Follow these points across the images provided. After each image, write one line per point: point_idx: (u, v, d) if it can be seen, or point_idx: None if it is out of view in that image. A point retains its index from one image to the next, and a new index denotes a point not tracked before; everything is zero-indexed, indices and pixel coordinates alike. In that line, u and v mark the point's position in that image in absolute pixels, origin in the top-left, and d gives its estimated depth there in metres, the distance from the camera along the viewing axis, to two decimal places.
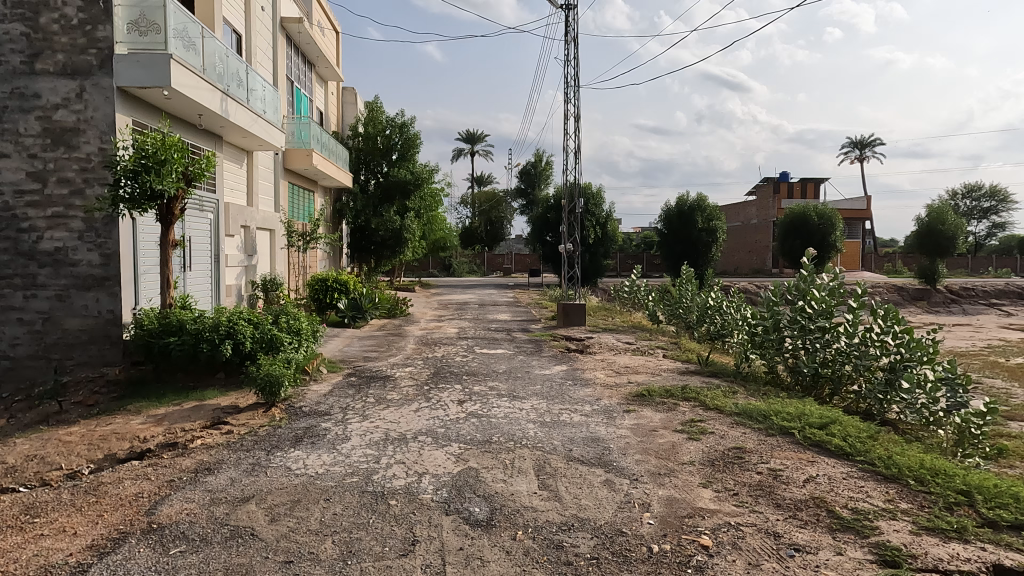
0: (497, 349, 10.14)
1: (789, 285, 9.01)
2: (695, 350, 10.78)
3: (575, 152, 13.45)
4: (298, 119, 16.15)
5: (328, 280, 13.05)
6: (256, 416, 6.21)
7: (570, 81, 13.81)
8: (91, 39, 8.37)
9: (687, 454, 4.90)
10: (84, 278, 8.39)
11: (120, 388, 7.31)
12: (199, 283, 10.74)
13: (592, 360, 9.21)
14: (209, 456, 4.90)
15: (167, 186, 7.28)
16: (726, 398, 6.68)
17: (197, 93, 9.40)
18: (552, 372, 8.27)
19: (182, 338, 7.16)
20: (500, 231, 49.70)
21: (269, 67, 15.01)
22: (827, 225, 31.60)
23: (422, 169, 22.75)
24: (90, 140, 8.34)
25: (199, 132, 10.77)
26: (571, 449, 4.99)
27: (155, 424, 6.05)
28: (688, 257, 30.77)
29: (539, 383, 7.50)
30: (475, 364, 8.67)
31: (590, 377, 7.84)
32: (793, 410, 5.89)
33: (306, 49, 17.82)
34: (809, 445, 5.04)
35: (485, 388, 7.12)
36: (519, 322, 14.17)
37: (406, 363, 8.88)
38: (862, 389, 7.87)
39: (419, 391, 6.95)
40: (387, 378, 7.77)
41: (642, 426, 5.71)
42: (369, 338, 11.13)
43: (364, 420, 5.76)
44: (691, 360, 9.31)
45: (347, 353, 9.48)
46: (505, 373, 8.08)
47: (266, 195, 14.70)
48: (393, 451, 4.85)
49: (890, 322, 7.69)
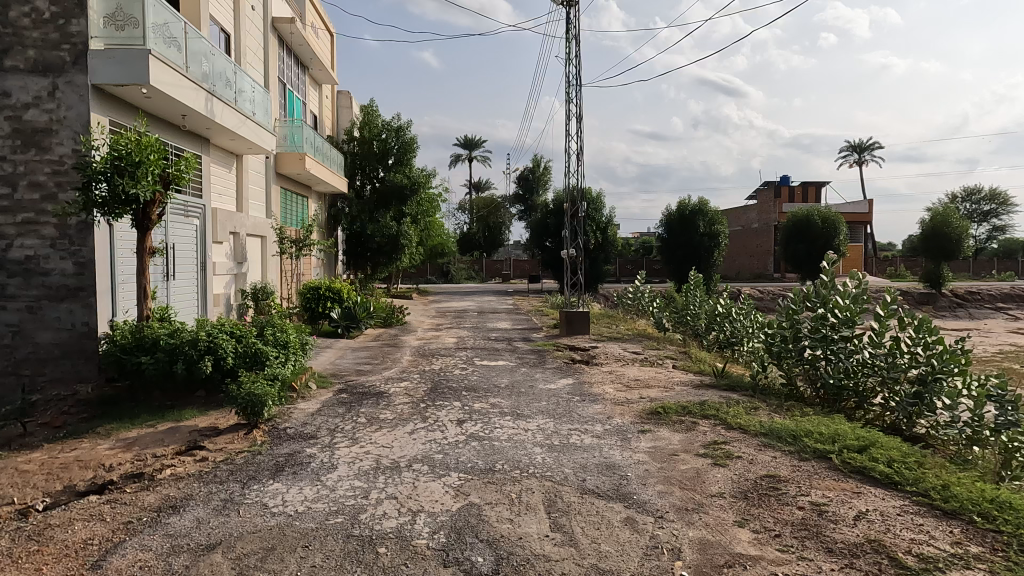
0: (498, 361, 9.59)
1: (809, 291, 8.47)
2: (706, 361, 10.22)
3: (579, 154, 12.95)
4: (290, 122, 15.64)
5: (320, 288, 12.59)
6: (236, 439, 5.66)
7: (574, 80, 13.33)
8: (65, 34, 7.85)
9: (715, 484, 4.37)
10: (56, 289, 7.84)
11: (91, 408, 6.74)
12: (182, 291, 10.19)
13: (599, 372, 8.68)
14: (177, 490, 4.35)
15: (142, 190, 6.72)
16: (749, 416, 6.14)
17: (180, 92, 8.89)
18: (558, 386, 7.72)
19: (158, 354, 6.63)
20: (499, 237, 49.55)
21: (260, 67, 14.48)
22: (831, 229, 31.21)
23: (419, 174, 22.24)
24: (63, 141, 7.81)
25: (183, 133, 10.24)
26: (585, 479, 4.45)
27: (124, 449, 5.50)
28: (690, 263, 30.20)
29: (545, 400, 6.95)
30: (475, 378, 8.12)
31: (599, 392, 7.30)
32: (826, 431, 5.37)
33: (299, 51, 17.31)
34: (849, 472, 4.52)
35: (486, 406, 6.56)
36: (520, 330, 13.63)
37: (402, 377, 8.34)
38: (890, 403, 7.34)
39: (416, 410, 6.39)
40: (382, 394, 7.22)
41: (661, 450, 5.16)
42: (363, 350, 10.57)
43: (353, 445, 5.21)
44: (704, 373, 8.76)
45: (340, 367, 8.92)
46: (508, 388, 7.54)
47: (256, 200, 14.19)
48: (384, 484, 4.30)
49: (921, 332, 7.20)
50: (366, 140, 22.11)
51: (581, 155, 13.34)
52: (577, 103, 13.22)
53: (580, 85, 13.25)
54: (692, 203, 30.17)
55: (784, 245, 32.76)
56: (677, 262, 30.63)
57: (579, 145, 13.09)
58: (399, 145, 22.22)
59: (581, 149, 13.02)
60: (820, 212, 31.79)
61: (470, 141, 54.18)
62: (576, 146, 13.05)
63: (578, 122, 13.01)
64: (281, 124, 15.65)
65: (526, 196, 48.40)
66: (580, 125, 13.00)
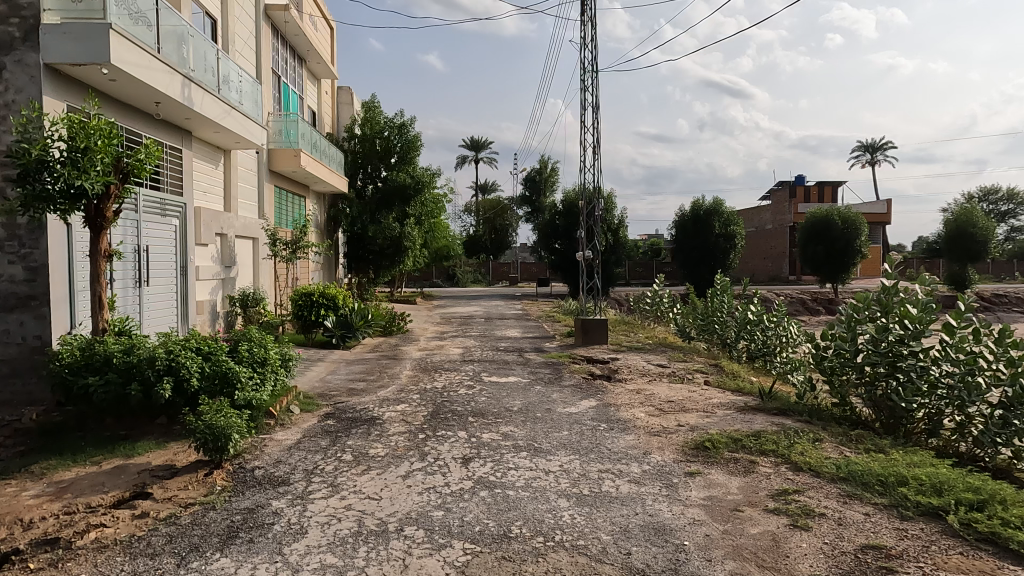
0: (509, 377, 8.49)
1: (868, 299, 7.34)
2: (741, 376, 9.11)
3: (596, 148, 11.88)
4: (285, 116, 14.63)
5: (314, 294, 11.36)
6: (192, 484, 4.62)
7: (589, 66, 12.24)
8: (13, 6, 6.85)
9: (804, 560, 3.29)
10: (4, 298, 6.83)
11: (30, 440, 5.70)
12: (157, 299, 9.22)
13: (625, 391, 7.58)
14: (93, 569, 3.29)
15: (90, 183, 5.65)
16: (817, 453, 5.05)
17: (150, 75, 7.89)
18: (579, 410, 6.62)
19: (108, 377, 5.60)
20: (507, 239, 48.47)
21: (251, 57, 13.49)
22: (852, 231, 29.96)
23: (423, 173, 21.18)
24: (9, 128, 6.74)
25: (157, 123, 9.23)
26: (631, 551, 3.38)
27: (53, 498, 4.45)
28: (708, 265, 29.02)
29: (565, 429, 5.86)
30: (483, 399, 7.04)
31: (628, 419, 6.21)
32: (926, 479, 4.26)
33: (295, 42, 16.33)
34: (977, 542, 3.44)
35: (498, 439, 5.47)
36: (532, 339, 12.57)
37: (400, 397, 7.26)
38: (970, 430, 6.23)
39: (412, 444, 5.33)
40: (374, 421, 6.17)
41: (719, 503, 4.09)
42: (359, 363, 9.52)
43: (331, 496, 4.16)
44: (744, 391, 7.68)
45: (330, 385, 7.86)
46: (522, 412, 6.45)
47: (246, 199, 13.17)
48: (365, 561, 3.24)
49: (1007, 345, 6.15)
50: (367, 137, 21.16)
51: (598, 149, 12.25)
52: (593, 92, 12.14)
53: (596, 72, 12.17)
54: (707, 203, 29.06)
55: (802, 248, 31.54)
56: (692, 265, 29.32)
57: (595, 138, 12.00)
58: (403, 143, 21.21)
59: (598, 142, 11.93)
60: (840, 213, 30.52)
61: (476, 142, 53.04)
62: (592, 138, 11.94)
63: (595, 112, 11.94)
64: (276, 119, 14.66)
65: (534, 198, 47.48)
66: (596, 117, 11.92)
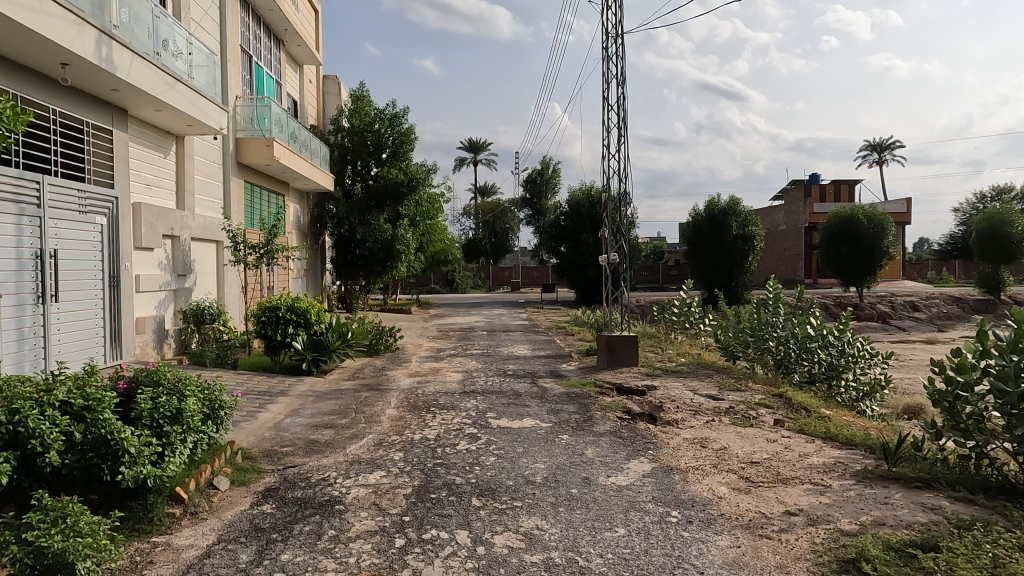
0: (524, 419, 6.45)
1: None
2: (820, 413, 7.07)
3: (622, 129, 9.95)
4: (256, 101, 12.65)
5: (279, 308, 9.41)
6: None
7: (613, 31, 10.27)
8: None
9: None
10: None
11: None
12: (67, 314, 7.19)
13: (685, 443, 5.56)
14: None
15: None
16: None
17: (44, 23, 5.95)
18: (627, 481, 4.60)
19: None
20: (508, 244, 46.67)
21: (212, 28, 11.49)
22: (878, 231, 28.02)
23: (417, 170, 19.18)
24: None
25: (65, 94, 7.25)
26: None
27: None
28: (723, 269, 27.09)
29: (618, 525, 3.81)
30: (492, 462, 5.01)
31: (707, 501, 4.19)
32: None
33: (271, 18, 14.36)
34: None
35: (519, 552, 3.45)
36: (546, 359, 10.53)
37: (376, 457, 5.21)
38: None
39: (382, 565, 3.30)
40: (331, 507, 4.14)
41: None
42: (333, 397, 7.49)
43: None
44: (843, 443, 5.65)
45: (284, 436, 5.83)
46: (548, 487, 4.44)
47: (205, 193, 11.16)
48: None
49: None
50: (355, 130, 19.09)
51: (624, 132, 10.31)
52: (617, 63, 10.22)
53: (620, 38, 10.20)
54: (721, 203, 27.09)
55: (823, 249, 29.58)
56: (710, 268, 27.30)
57: (621, 118, 10.06)
58: (394, 137, 19.24)
59: (624, 123, 10.00)
60: (866, 212, 28.58)
61: (476, 144, 51.45)
62: (619, 118, 9.98)
63: (619, 87, 10.04)
64: (246, 103, 12.68)
65: (535, 200, 45.53)
66: (623, 92, 9.97)
